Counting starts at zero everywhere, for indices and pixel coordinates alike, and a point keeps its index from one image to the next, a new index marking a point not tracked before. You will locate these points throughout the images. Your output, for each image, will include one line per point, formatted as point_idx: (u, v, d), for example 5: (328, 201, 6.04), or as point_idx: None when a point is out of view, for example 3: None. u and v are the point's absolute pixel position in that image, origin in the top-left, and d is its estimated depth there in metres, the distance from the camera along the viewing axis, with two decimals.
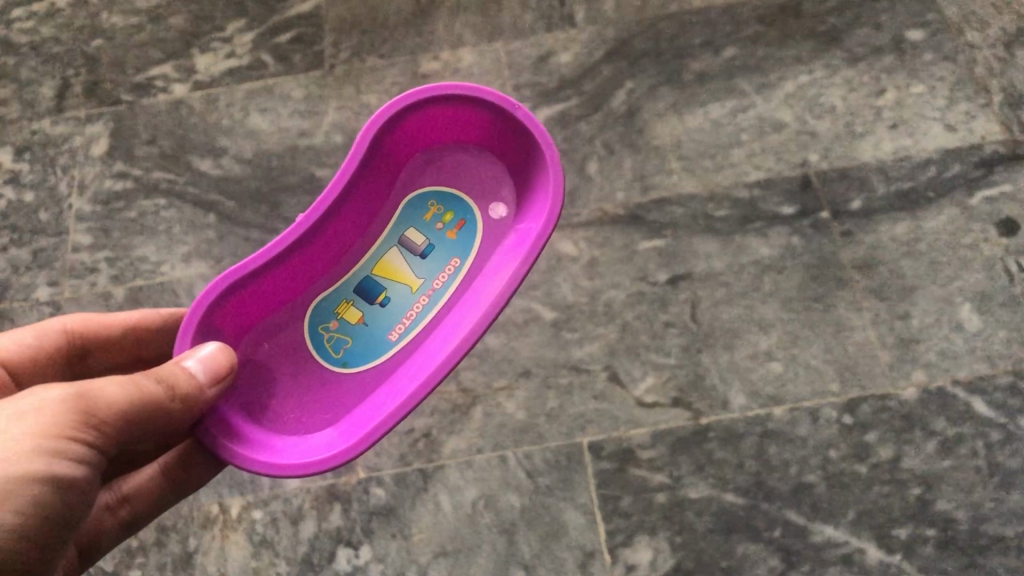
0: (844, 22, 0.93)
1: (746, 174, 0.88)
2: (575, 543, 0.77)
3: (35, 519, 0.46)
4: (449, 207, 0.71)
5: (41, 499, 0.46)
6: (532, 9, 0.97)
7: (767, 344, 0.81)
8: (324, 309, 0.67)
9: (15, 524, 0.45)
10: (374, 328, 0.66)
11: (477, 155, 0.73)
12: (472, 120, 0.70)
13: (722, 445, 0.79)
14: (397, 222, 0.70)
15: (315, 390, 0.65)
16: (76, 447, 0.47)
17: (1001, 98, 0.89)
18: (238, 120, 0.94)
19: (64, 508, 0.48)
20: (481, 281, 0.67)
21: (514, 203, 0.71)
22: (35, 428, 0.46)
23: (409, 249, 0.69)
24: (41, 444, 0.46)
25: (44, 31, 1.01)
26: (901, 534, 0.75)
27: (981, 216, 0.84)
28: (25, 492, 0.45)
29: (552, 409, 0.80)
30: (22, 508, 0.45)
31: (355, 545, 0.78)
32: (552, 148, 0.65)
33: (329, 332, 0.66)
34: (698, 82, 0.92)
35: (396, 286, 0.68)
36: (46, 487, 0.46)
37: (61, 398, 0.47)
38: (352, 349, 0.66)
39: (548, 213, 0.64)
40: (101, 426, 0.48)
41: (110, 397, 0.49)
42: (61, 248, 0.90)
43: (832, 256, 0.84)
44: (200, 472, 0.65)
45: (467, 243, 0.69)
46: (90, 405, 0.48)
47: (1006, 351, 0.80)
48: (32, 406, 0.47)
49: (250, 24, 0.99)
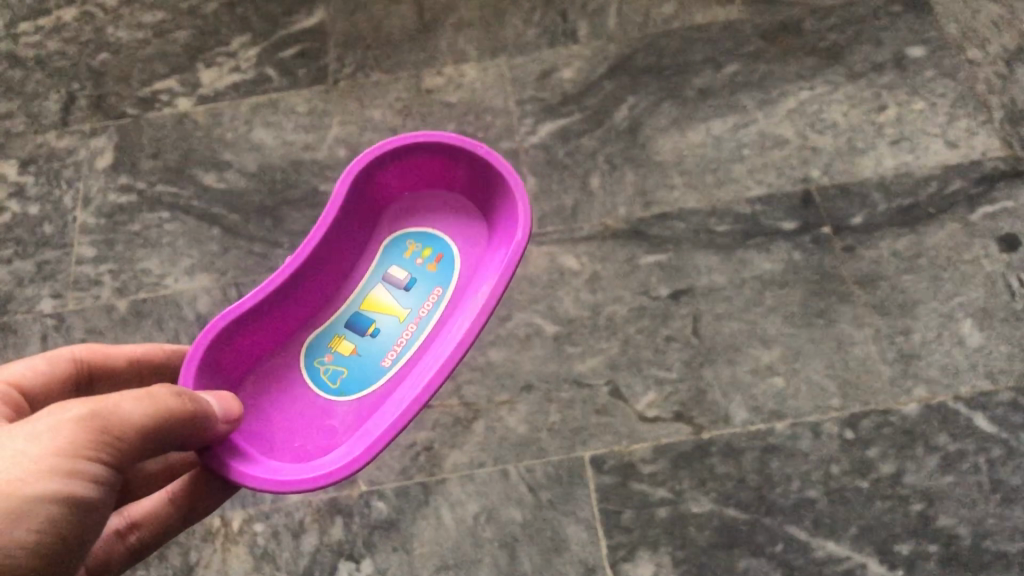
0: (845, 39, 0.94)
1: (747, 190, 0.88)
2: (576, 558, 0.77)
3: (50, 538, 0.45)
4: (427, 244, 0.73)
5: (54, 519, 0.45)
6: (535, 25, 0.97)
7: (769, 359, 0.82)
8: (319, 344, 0.68)
9: (30, 544, 0.44)
10: (367, 357, 0.67)
11: (451, 196, 0.75)
12: (436, 167, 0.74)
13: (724, 459, 0.79)
14: (379, 263, 0.72)
15: (313, 421, 0.65)
16: (92, 466, 0.46)
17: (1001, 115, 0.89)
18: (242, 134, 0.95)
19: (78, 526, 0.47)
20: (466, 301, 0.68)
21: (487, 233, 0.73)
22: (51, 447, 0.45)
23: (393, 284, 0.70)
24: (58, 464, 0.45)
25: (51, 44, 1.02)
26: (902, 549, 0.75)
27: (981, 232, 0.85)
28: (39, 511, 0.44)
29: (554, 423, 0.80)
30: (38, 528, 0.44)
31: (356, 559, 0.78)
32: (514, 175, 0.68)
33: (325, 365, 0.67)
34: (700, 98, 0.93)
35: (383, 317, 0.69)
36: (62, 506, 0.45)
37: (78, 417, 0.46)
38: (348, 378, 0.67)
39: (520, 229, 0.66)
40: (117, 445, 0.47)
41: (127, 415, 0.47)
42: (66, 261, 0.90)
43: (833, 270, 0.84)
44: (208, 498, 0.65)
45: (447, 273, 0.71)
46: (107, 423, 0.47)
47: (1007, 366, 0.80)
48: (49, 424, 0.45)
49: (255, 40, 0.99)
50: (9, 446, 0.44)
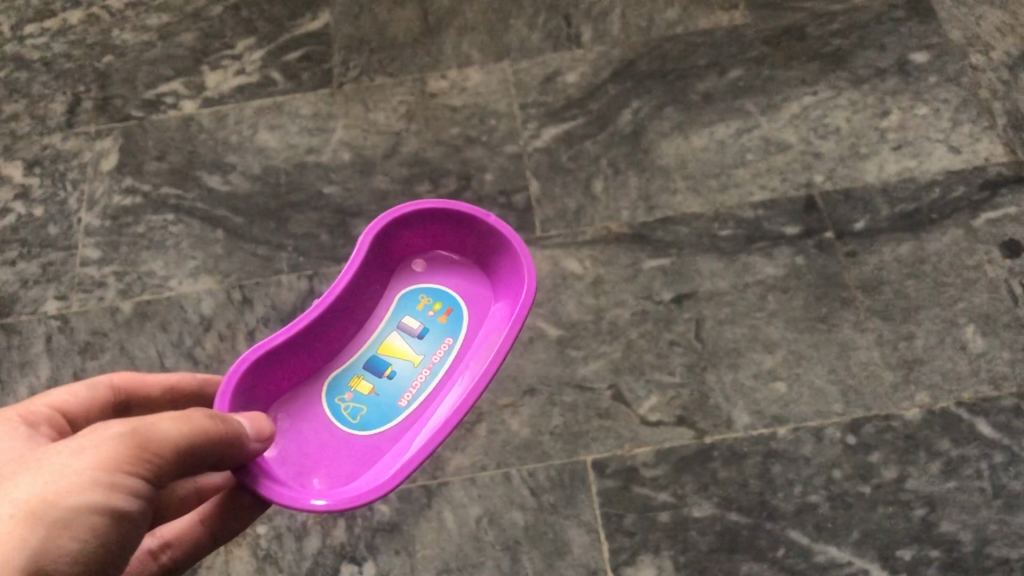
0: (849, 44, 0.94)
1: (750, 194, 0.88)
2: (578, 561, 0.77)
3: (93, 549, 0.44)
4: (439, 297, 0.75)
5: (99, 531, 0.44)
6: (539, 29, 0.98)
7: (771, 363, 0.82)
8: (339, 383, 0.70)
9: (75, 554, 0.43)
10: (385, 398, 0.70)
11: (461, 256, 0.77)
12: (448, 230, 0.76)
13: (726, 464, 0.79)
14: (392, 315, 0.74)
15: (334, 453, 0.67)
16: (135, 481, 0.45)
17: (1004, 121, 0.89)
18: (247, 136, 0.95)
19: (119, 539, 0.46)
20: (476, 351, 0.71)
21: (494, 290, 0.75)
22: (94, 461, 0.44)
23: (407, 332, 0.73)
24: (102, 478, 0.44)
25: (57, 46, 1.02)
26: (905, 555, 0.75)
27: (985, 238, 0.85)
28: (84, 523, 0.43)
29: (557, 426, 0.80)
30: (82, 539, 0.43)
31: (358, 562, 0.78)
32: (522, 246, 0.71)
33: (345, 402, 0.69)
34: (704, 103, 0.93)
35: (399, 361, 0.71)
36: (104, 519, 0.44)
37: (120, 434, 0.45)
38: (368, 415, 0.69)
39: (525, 287, 0.70)
40: (158, 461, 0.46)
41: (167, 432, 0.47)
42: (70, 263, 0.90)
43: (835, 276, 0.84)
44: (241, 518, 0.65)
45: (458, 325, 0.73)
46: (148, 441, 0.46)
47: (1009, 373, 0.80)
48: (94, 439, 0.45)
49: (260, 43, 1.00)
50: (58, 459, 0.44)
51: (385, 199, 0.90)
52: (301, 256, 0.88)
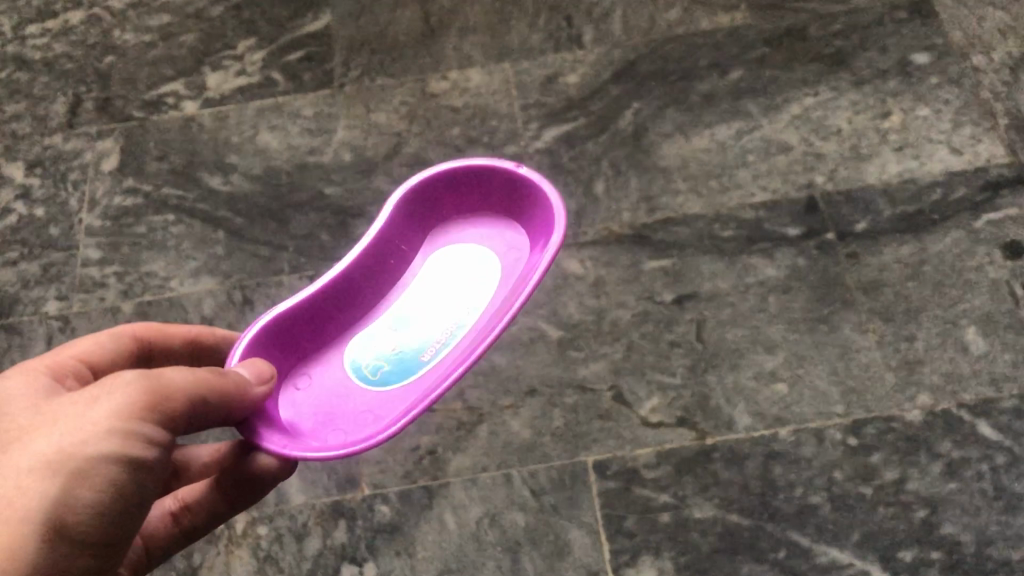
0: (850, 45, 0.94)
1: (752, 196, 0.88)
2: (579, 562, 0.76)
3: (113, 498, 0.45)
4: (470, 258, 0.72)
5: (117, 479, 0.45)
6: (540, 30, 0.98)
7: (772, 365, 0.82)
8: (362, 346, 0.67)
9: (94, 504, 0.44)
10: (406, 355, 0.66)
11: (492, 214, 0.74)
12: (481, 188, 0.74)
13: (727, 465, 0.79)
14: (422, 276, 0.71)
15: (352, 412, 0.63)
16: (148, 428, 0.46)
17: (1006, 122, 0.89)
18: (248, 137, 0.95)
19: (139, 488, 0.46)
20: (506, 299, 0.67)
21: (527, 246, 0.71)
22: (108, 411, 0.45)
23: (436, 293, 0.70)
24: (116, 427, 0.44)
25: (57, 47, 1.02)
26: (907, 556, 0.75)
27: (986, 239, 0.85)
28: (101, 472, 0.44)
29: (558, 427, 0.80)
30: (100, 488, 0.44)
31: (359, 563, 0.78)
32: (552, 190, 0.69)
33: (366, 362, 0.66)
34: (705, 103, 0.93)
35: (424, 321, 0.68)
36: (122, 468, 0.45)
37: (130, 382, 0.46)
38: (388, 372, 0.65)
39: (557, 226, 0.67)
40: (169, 409, 0.47)
41: (173, 381, 0.47)
42: (72, 263, 0.90)
43: (837, 277, 0.84)
44: (253, 489, 0.59)
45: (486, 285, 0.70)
46: (158, 390, 0.46)
47: (1011, 374, 0.80)
48: (103, 388, 0.45)
49: (261, 43, 1.00)
50: (72, 410, 0.45)
51: (385, 199, 0.90)
52: (303, 256, 0.88)
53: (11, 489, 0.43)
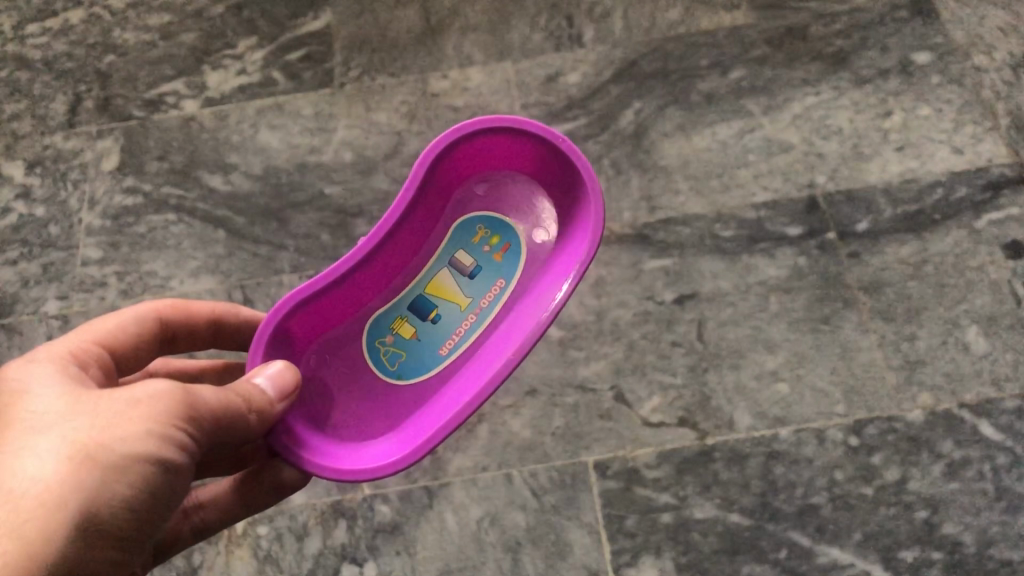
0: (852, 45, 0.94)
1: (753, 196, 0.88)
2: (580, 562, 0.77)
3: (143, 497, 0.46)
4: (496, 230, 0.70)
5: (150, 479, 0.46)
6: (541, 29, 0.98)
7: (773, 365, 0.81)
8: (380, 325, 0.66)
9: (127, 500, 0.45)
10: (427, 343, 0.66)
11: (520, 180, 0.72)
12: (514, 150, 0.70)
13: (728, 466, 0.78)
14: (446, 245, 0.69)
15: (369, 399, 0.65)
16: (183, 435, 0.47)
17: (1007, 121, 0.89)
18: (248, 136, 0.95)
19: (166, 491, 0.48)
20: (528, 300, 0.66)
21: (557, 226, 0.70)
22: (149, 414, 0.46)
23: (458, 269, 0.68)
24: (156, 430, 0.46)
25: (58, 46, 1.02)
26: (907, 557, 0.75)
27: (988, 239, 0.84)
28: (137, 470, 0.45)
29: (558, 427, 0.80)
30: (134, 486, 0.45)
31: (359, 563, 0.78)
32: (595, 177, 0.65)
33: (385, 346, 0.66)
34: (706, 103, 0.93)
35: (446, 304, 0.67)
36: (156, 469, 0.46)
37: (170, 391, 0.48)
38: (407, 363, 0.66)
39: (594, 221, 0.65)
40: (201, 420, 0.49)
41: (209, 397, 0.49)
42: (72, 263, 0.90)
43: (838, 277, 0.84)
44: (271, 496, 0.64)
45: (512, 265, 0.69)
46: (194, 402, 0.48)
47: (1012, 374, 0.80)
48: (144, 392, 0.47)
49: (261, 42, 1.00)
50: (110, 407, 0.46)
51: (386, 199, 0.90)
52: (303, 256, 0.88)
53: (50, 477, 0.43)
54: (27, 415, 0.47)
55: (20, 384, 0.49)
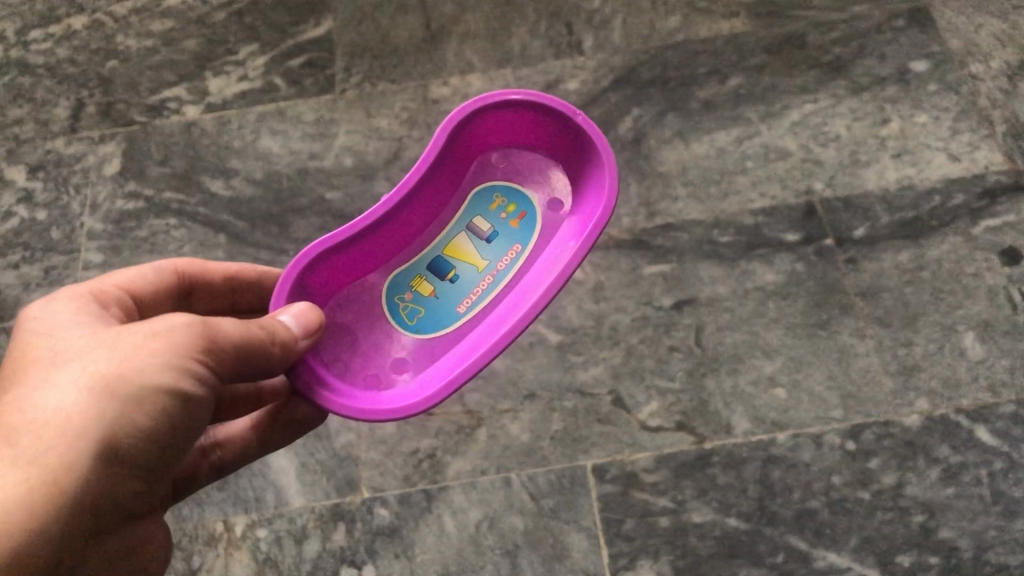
0: (849, 53, 0.95)
1: (751, 201, 0.88)
2: (577, 566, 0.77)
3: (162, 426, 0.48)
4: (513, 199, 0.71)
5: (168, 410, 0.48)
6: (541, 36, 0.98)
7: (771, 369, 0.82)
8: (400, 282, 0.67)
9: (145, 430, 0.47)
10: (444, 301, 0.67)
11: (538, 155, 0.73)
12: (532, 125, 0.71)
13: (725, 470, 0.79)
14: (463, 211, 0.70)
15: (387, 353, 0.65)
16: (201, 367, 0.49)
17: (1003, 129, 0.90)
18: (249, 142, 0.95)
19: (186, 421, 0.49)
20: (542, 265, 0.67)
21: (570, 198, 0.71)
22: (166, 347, 0.48)
23: (476, 234, 0.70)
24: (173, 361, 0.48)
25: (61, 52, 1.02)
26: (904, 561, 0.76)
27: (985, 246, 0.85)
28: (155, 400, 0.47)
29: (557, 432, 0.81)
30: (153, 416, 0.47)
31: (358, 565, 0.78)
32: (609, 150, 0.66)
33: (404, 302, 0.67)
34: (704, 110, 0.93)
35: (464, 265, 0.68)
36: (173, 400, 0.48)
37: (189, 324, 0.49)
38: (425, 318, 0.66)
39: (608, 189, 0.65)
40: (219, 353, 0.50)
41: (228, 330, 0.50)
42: (73, 266, 0.91)
43: (835, 282, 0.85)
44: (288, 431, 0.66)
45: (528, 232, 0.70)
46: (213, 334, 0.49)
47: (1008, 379, 0.80)
48: (163, 326, 0.49)
49: (263, 49, 1.00)
50: (128, 341, 0.48)
51: None
52: None
53: (71, 408, 0.46)
54: (54, 350, 0.49)
55: (50, 321, 0.51)
